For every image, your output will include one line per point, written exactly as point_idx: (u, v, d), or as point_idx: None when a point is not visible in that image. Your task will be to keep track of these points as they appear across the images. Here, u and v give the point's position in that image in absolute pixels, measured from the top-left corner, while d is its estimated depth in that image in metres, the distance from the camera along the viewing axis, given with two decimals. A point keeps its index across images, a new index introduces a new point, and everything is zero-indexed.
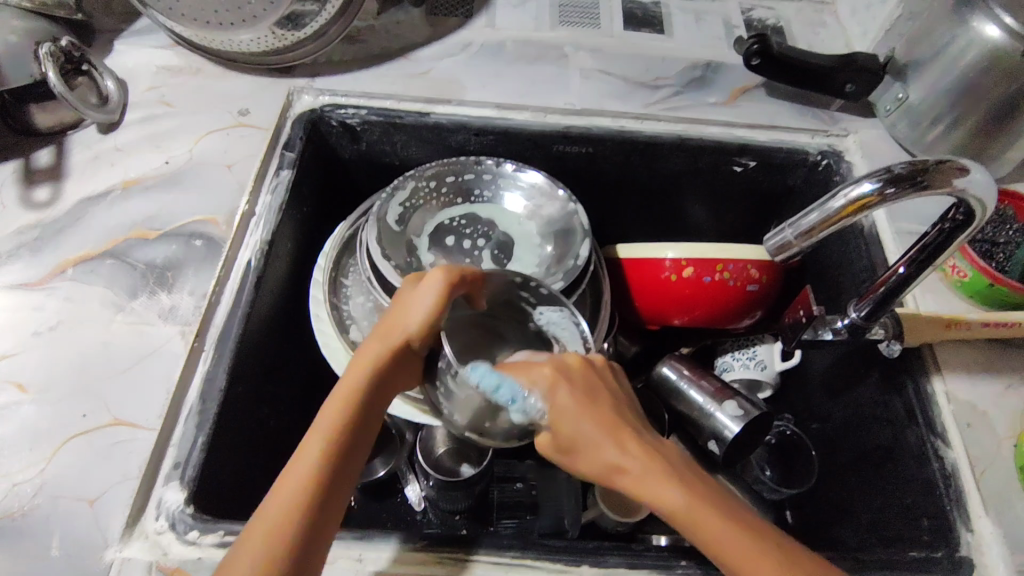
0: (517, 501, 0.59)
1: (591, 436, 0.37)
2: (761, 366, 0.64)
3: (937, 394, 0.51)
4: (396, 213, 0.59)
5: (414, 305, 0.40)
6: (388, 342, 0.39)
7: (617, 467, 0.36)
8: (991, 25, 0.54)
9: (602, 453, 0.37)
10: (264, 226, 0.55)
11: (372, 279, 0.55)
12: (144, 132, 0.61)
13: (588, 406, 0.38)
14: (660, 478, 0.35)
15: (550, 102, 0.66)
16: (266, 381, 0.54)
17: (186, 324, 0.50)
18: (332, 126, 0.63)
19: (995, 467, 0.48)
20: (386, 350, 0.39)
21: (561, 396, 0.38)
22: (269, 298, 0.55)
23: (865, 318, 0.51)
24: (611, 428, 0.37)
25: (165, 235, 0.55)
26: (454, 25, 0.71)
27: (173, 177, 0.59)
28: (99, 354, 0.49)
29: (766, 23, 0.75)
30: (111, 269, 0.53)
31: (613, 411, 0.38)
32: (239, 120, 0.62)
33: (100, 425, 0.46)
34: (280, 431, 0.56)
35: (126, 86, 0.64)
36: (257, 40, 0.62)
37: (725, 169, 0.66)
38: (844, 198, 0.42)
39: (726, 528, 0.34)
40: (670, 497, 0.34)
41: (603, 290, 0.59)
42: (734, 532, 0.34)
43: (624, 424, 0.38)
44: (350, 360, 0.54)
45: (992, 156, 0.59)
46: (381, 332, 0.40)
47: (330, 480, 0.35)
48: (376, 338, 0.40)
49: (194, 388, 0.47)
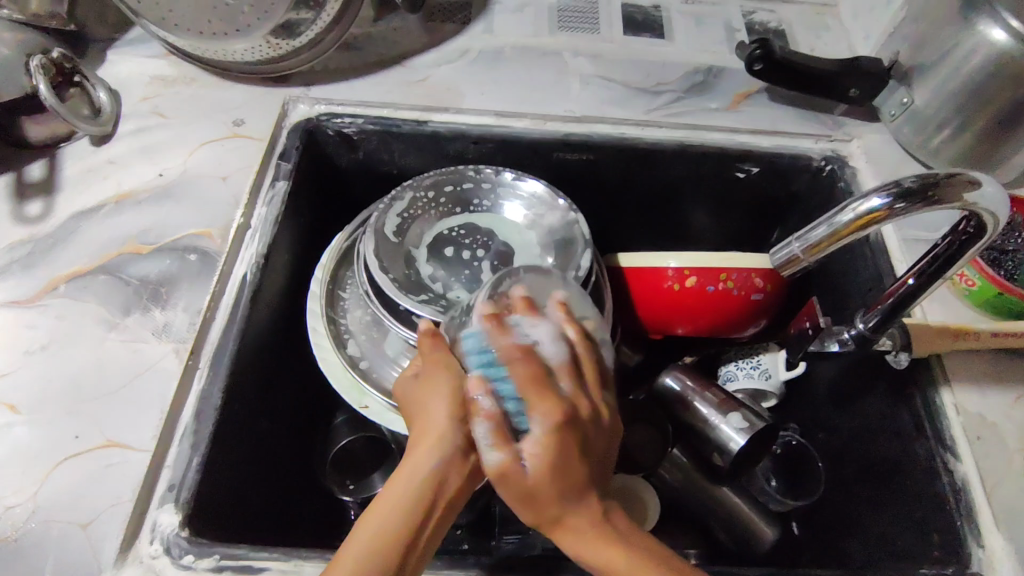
0: (519, 515, 0.58)
1: (536, 462, 0.36)
2: (766, 375, 0.62)
3: (946, 406, 0.50)
4: (393, 224, 0.58)
5: (437, 400, 0.41)
6: (431, 432, 0.40)
7: (565, 530, 0.37)
8: (997, 29, 0.53)
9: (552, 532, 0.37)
10: (260, 239, 0.54)
11: (369, 292, 0.54)
12: (137, 143, 0.61)
13: (528, 496, 0.36)
14: (592, 531, 0.37)
15: (549, 110, 0.65)
16: (264, 398, 0.53)
17: (181, 342, 0.49)
18: (329, 135, 0.63)
19: (1007, 481, 0.47)
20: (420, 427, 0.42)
21: (550, 448, 0.36)
22: (265, 313, 0.54)
23: (871, 330, 0.50)
24: (560, 455, 0.36)
25: (159, 249, 0.54)
26: (451, 32, 0.70)
27: (166, 189, 0.58)
28: (92, 373, 0.48)
29: (768, 27, 0.74)
30: (105, 285, 0.52)
31: (563, 455, 0.36)
32: (234, 131, 0.61)
33: (93, 446, 0.45)
34: (278, 447, 0.55)
35: (119, 97, 0.63)
36: (252, 49, 0.61)
37: (728, 175, 0.65)
38: (852, 212, 0.41)
39: (613, 557, 0.36)
40: (592, 548, 0.37)
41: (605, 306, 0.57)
42: (627, 565, 0.36)
43: (570, 463, 0.36)
44: (348, 376, 0.54)
45: (999, 161, 0.58)
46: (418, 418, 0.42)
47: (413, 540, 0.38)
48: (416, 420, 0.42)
49: (189, 406, 0.47)
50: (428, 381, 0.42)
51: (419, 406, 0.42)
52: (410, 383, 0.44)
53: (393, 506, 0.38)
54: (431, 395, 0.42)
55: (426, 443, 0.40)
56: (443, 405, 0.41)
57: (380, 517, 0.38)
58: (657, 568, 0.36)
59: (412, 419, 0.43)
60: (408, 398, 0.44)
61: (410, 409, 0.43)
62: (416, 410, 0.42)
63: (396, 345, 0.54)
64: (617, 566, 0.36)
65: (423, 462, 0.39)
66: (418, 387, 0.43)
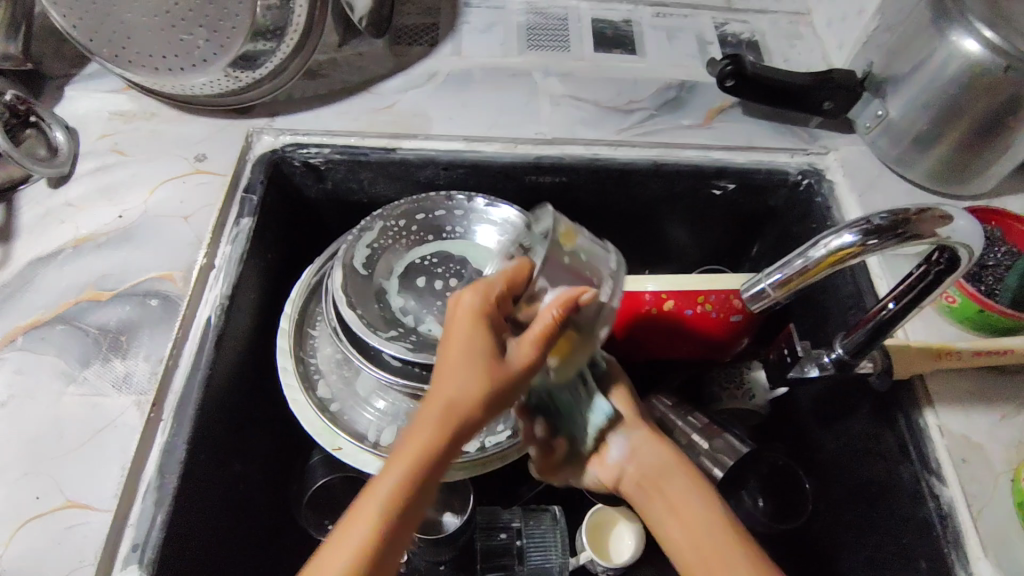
0: (503, 550, 0.57)
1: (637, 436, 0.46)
2: (750, 395, 0.60)
3: (930, 428, 0.49)
4: (363, 256, 0.56)
5: (467, 370, 0.36)
6: (448, 413, 0.35)
7: (648, 440, 0.48)
8: (970, 39, 0.52)
9: (646, 441, 0.48)
10: (224, 279, 0.53)
11: (338, 330, 0.52)
12: (97, 184, 0.59)
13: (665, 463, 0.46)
14: (657, 443, 0.48)
15: (520, 133, 0.63)
16: (232, 443, 0.52)
17: (142, 394, 0.48)
18: (296, 166, 0.61)
19: (993, 505, 0.46)
20: (455, 357, 0.37)
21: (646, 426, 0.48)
22: (231, 356, 0.53)
23: (851, 354, 0.49)
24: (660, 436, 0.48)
25: (119, 296, 0.53)
26: (418, 54, 0.69)
27: (127, 231, 0.56)
28: (52, 429, 0.46)
29: (740, 38, 0.73)
30: (63, 335, 0.51)
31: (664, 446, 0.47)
32: (196, 167, 0.60)
33: (53, 508, 0.44)
34: (249, 492, 0.54)
35: (78, 134, 0.62)
36: (212, 83, 0.59)
37: (705, 193, 0.65)
38: (824, 248, 0.42)
39: (675, 468, 0.46)
40: (685, 488, 0.44)
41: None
42: (694, 488, 0.44)
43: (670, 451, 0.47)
44: (318, 419, 0.52)
45: (974, 172, 0.58)
46: (452, 350, 0.37)
47: (416, 502, 0.34)
48: (448, 356, 0.37)
49: (152, 459, 0.45)
50: (465, 336, 0.37)
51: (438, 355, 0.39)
52: (451, 356, 0.37)
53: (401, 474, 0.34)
54: (460, 343, 0.37)
55: (472, 369, 0.36)
56: (477, 386, 0.35)
57: (396, 466, 0.34)
58: (711, 500, 0.43)
59: (446, 355, 0.37)
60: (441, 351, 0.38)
61: (444, 355, 0.37)
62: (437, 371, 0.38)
63: (368, 384, 0.53)
64: (683, 486, 0.45)
65: (435, 457, 0.34)
66: (472, 342, 0.37)
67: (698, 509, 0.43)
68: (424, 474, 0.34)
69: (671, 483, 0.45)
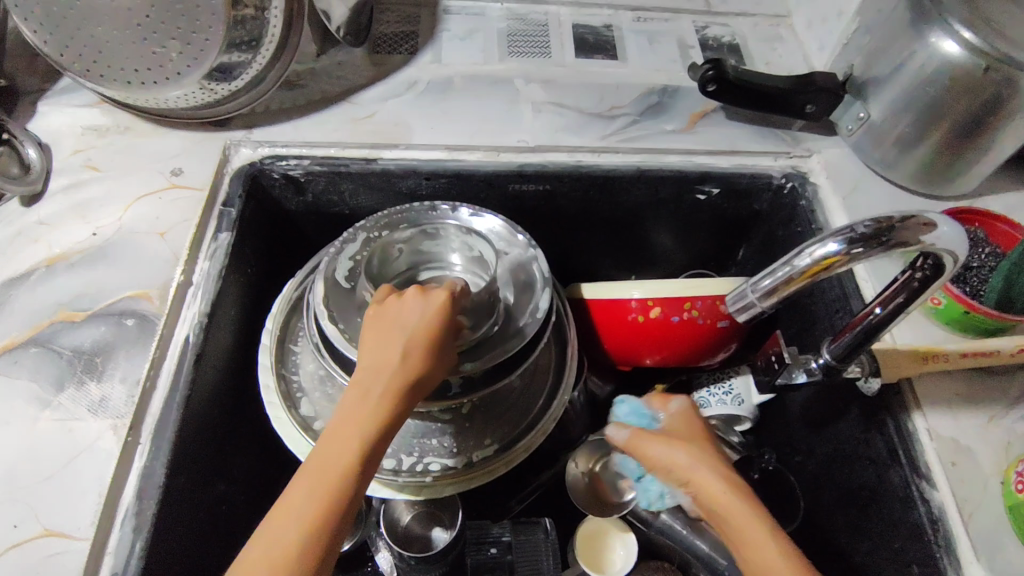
0: (493, 566, 0.56)
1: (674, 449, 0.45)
2: (739, 401, 0.60)
3: (919, 431, 0.49)
4: (344, 269, 0.54)
5: (394, 335, 0.39)
6: (384, 374, 0.38)
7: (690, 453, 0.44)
8: (949, 40, 0.51)
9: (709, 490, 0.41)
10: (203, 297, 0.52)
11: (320, 346, 0.51)
12: (70, 201, 0.58)
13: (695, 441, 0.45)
14: (702, 456, 0.44)
15: (501, 140, 0.62)
16: (213, 464, 0.51)
17: (119, 417, 0.46)
18: (275, 178, 0.60)
19: (983, 508, 0.46)
20: (382, 329, 0.39)
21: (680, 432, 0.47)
22: (211, 375, 0.51)
23: (838, 360, 0.48)
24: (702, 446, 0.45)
25: (94, 316, 0.51)
26: (398, 63, 0.68)
27: (101, 249, 0.55)
28: (25, 456, 0.45)
29: (721, 42, 0.73)
30: (37, 358, 0.49)
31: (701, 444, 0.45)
32: (172, 181, 0.59)
33: (29, 538, 0.42)
34: (232, 514, 0.53)
35: (50, 150, 0.60)
36: (186, 96, 0.58)
37: (690, 197, 0.65)
38: (808, 257, 0.42)
39: (718, 479, 0.42)
40: (730, 494, 0.41)
41: (569, 354, 0.56)
42: (732, 490, 0.41)
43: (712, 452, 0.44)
44: (301, 438, 0.51)
45: (957, 173, 0.58)
46: (383, 326, 0.40)
47: (366, 465, 0.36)
48: (376, 329, 0.39)
49: (130, 484, 0.44)
50: (391, 312, 0.40)
51: (380, 346, 0.39)
52: (417, 354, 0.38)
53: (348, 435, 0.36)
54: (388, 318, 0.40)
55: (404, 339, 0.39)
56: (412, 351, 0.38)
57: (342, 430, 0.36)
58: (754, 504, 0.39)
59: (374, 331, 0.40)
60: (390, 352, 0.38)
61: (376, 332, 0.39)
62: (384, 362, 0.38)
63: None
64: (727, 493, 0.41)
65: (384, 417, 0.37)
66: (404, 313, 0.40)
67: (744, 514, 0.39)
68: (371, 435, 0.36)
69: (720, 501, 0.41)
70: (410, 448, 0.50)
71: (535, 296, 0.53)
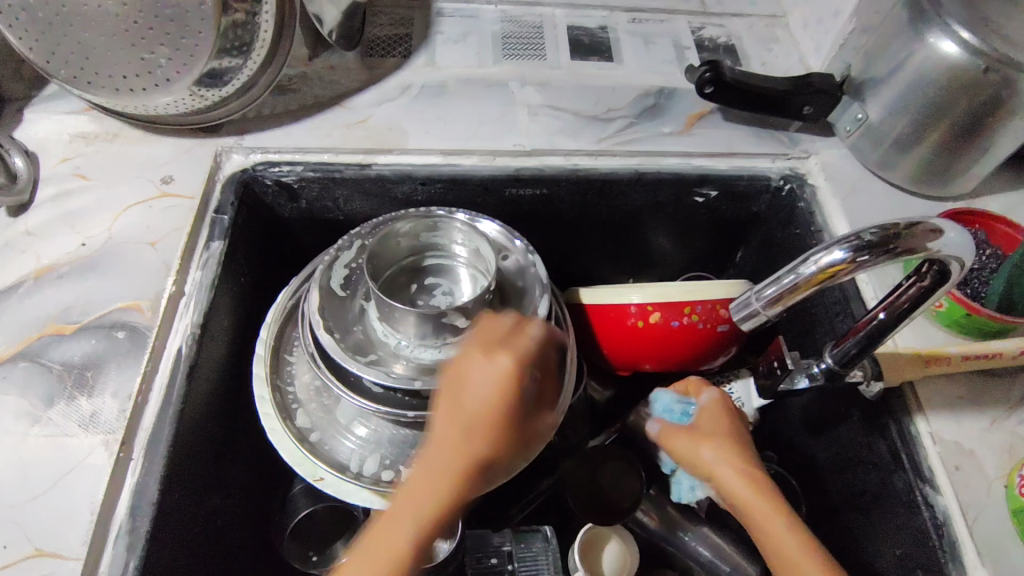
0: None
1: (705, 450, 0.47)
2: (739, 404, 0.59)
3: (922, 435, 0.48)
4: (340, 277, 0.54)
5: (474, 390, 0.37)
6: (464, 435, 0.37)
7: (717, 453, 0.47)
8: (948, 41, 0.51)
9: (745, 488, 0.44)
10: (195, 308, 0.51)
11: (315, 356, 0.50)
12: (58, 210, 0.57)
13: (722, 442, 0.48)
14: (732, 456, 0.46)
15: (497, 144, 0.62)
16: (208, 478, 0.50)
17: (110, 433, 0.45)
18: (267, 185, 0.60)
19: (987, 513, 0.46)
20: (458, 385, 0.38)
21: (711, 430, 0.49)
22: (205, 388, 0.51)
23: (841, 364, 0.47)
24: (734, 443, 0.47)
25: (84, 328, 0.50)
26: (391, 66, 0.67)
27: (91, 260, 0.54)
28: (15, 473, 0.44)
29: (717, 42, 0.72)
30: (26, 372, 0.48)
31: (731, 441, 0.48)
32: (162, 190, 0.58)
33: (20, 558, 0.41)
34: (227, 528, 0.52)
35: (38, 159, 0.59)
36: (176, 102, 0.57)
37: (688, 200, 0.64)
38: (814, 265, 0.42)
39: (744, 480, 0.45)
40: (756, 493, 0.44)
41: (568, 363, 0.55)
42: (756, 490, 0.44)
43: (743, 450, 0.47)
44: (297, 450, 0.50)
45: (956, 174, 0.57)
46: (460, 380, 0.38)
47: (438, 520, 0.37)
48: (454, 383, 0.38)
49: (123, 502, 0.43)
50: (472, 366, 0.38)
51: (454, 404, 0.38)
52: (485, 424, 0.37)
53: (429, 490, 0.37)
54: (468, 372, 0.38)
55: (478, 403, 0.37)
56: (490, 414, 0.37)
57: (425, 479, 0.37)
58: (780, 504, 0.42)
59: (454, 385, 0.38)
60: (466, 414, 0.37)
61: (459, 385, 0.38)
62: (459, 424, 0.37)
63: (348, 411, 0.51)
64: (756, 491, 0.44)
65: (459, 479, 0.37)
66: (481, 371, 0.38)
67: (765, 511, 0.42)
68: (450, 492, 0.37)
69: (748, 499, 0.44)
70: (408, 459, 0.49)
71: (534, 305, 0.52)
